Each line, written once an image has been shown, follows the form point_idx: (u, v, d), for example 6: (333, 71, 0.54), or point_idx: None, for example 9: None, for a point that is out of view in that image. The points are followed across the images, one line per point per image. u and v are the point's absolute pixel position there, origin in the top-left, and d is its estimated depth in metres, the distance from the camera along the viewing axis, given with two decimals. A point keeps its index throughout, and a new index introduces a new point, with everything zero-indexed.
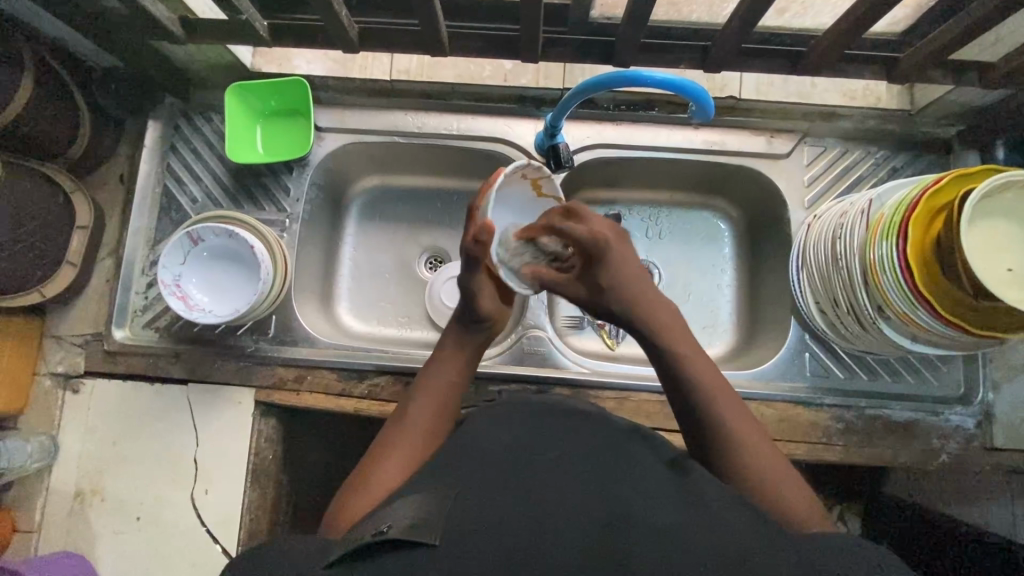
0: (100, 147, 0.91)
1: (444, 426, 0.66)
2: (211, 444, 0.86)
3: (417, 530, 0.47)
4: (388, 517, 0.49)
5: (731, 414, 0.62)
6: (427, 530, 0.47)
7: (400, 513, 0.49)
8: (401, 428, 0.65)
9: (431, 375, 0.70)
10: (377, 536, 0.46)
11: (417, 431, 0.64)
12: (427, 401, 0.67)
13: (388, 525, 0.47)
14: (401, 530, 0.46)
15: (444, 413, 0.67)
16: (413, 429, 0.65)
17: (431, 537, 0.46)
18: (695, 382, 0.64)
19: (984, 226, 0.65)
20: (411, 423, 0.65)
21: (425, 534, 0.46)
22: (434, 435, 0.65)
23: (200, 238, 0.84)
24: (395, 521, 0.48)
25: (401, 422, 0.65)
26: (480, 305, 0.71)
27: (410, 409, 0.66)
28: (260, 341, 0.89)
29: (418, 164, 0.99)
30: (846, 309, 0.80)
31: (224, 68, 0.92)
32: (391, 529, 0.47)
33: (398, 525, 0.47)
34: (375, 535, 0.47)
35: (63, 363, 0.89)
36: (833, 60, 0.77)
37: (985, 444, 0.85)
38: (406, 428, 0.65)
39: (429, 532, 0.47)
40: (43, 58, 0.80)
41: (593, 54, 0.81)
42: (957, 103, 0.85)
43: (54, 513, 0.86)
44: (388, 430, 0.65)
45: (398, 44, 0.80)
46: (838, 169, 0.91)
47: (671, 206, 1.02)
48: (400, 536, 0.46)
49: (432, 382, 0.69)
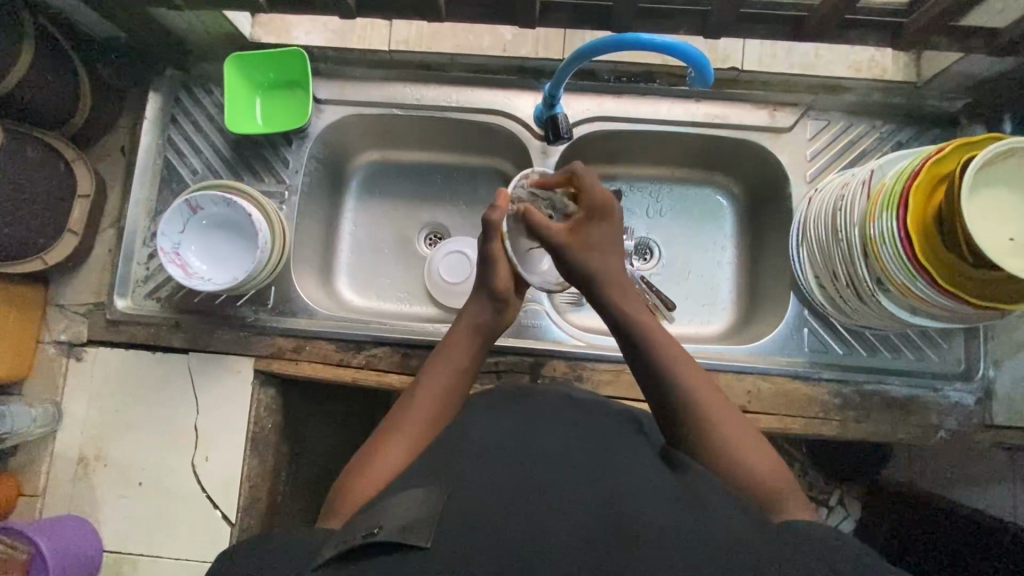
0: (102, 117, 0.92)
1: (450, 410, 0.66)
2: (211, 411, 0.87)
3: (407, 532, 0.45)
4: (383, 516, 0.47)
5: (697, 387, 0.62)
6: (418, 532, 0.45)
7: (396, 513, 0.47)
8: (408, 414, 0.64)
9: (441, 360, 0.69)
10: (367, 538, 0.44)
11: (424, 419, 0.64)
12: (435, 387, 0.67)
13: (379, 526, 0.45)
14: (393, 531, 0.44)
15: (452, 401, 0.67)
16: (421, 416, 0.64)
17: (422, 539, 0.44)
18: (660, 356, 0.65)
19: (987, 194, 0.64)
20: (420, 411, 0.65)
21: (417, 535, 0.44)
22: (441, 421, 0.65)
23: (199, 207, 0.85)
24: (388, 521, 0.46)
25: (407, 409, 0.65)
26: (493, 278, 0.73)
27: (418, 396, 0.66)
28: (259, 311, 0.90)
29: (417, 138, 0.99)
30: (846, 283, 0.79)
31: (223, 39, 0.92)
32: (383, 531, 0.45)
33: (390, 525, 0.45)
34: (366, 536, 0.45)
35: (67, 332, 0.90)
36: (835, 26, 0.76)
37: (984, 420, 0.85)
38: (413, 414, 0.64)
39: (420, 533, 0.45)
40: (43, 26, 0.80)
41: (591, 21, 0.80)
42: (963, 75, 0.83)
43: (59, 478, 0.87)
44: (394, 417, 0.65)
45: (395, 9, 0.80)
46: (841, 143, 0.90)
47: (673, 182, 1.01)
48: (393, 538, 0.44)
49: (442, 368, 0.69)
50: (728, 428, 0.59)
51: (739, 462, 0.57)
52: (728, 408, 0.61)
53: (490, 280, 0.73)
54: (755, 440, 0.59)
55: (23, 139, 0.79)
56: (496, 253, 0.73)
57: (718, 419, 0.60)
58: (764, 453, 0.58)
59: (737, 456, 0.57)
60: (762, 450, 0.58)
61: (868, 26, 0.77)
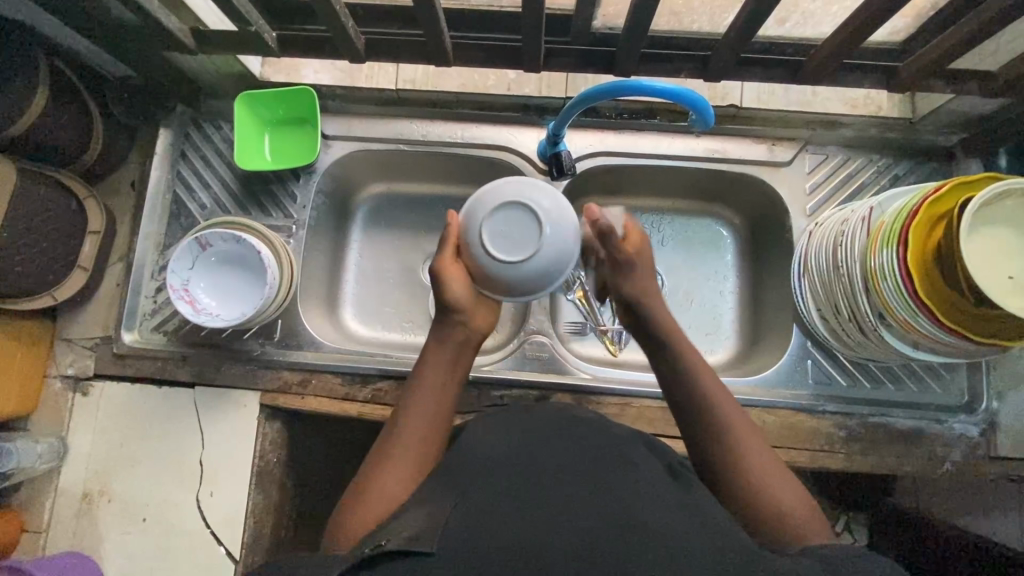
0: (112, 154, 0.94)
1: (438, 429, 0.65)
2: (219, 446, 0.87)
3: (415, 541, 0.47)
4: (391, 530, 0.50)
5: (730, 418, 0.62)
6: (425, 540, 0.46)
7: (402, 528, 0.49)
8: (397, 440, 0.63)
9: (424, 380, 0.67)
10: (376, 549, 0.46)
11: (411, 446, 0.62)
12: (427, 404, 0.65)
13: (386, 539, 0.47)
14: (400, 542, 0.47)
15: (441, 415, 0.65)
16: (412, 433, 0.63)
17: (427, 546, 0.46)
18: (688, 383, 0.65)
19: (984, 233, 0.65)
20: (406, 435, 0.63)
21: (424, 542, 0.46)
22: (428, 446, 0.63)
23: (208, 243, 0.86)
24: (394, 535, 0.48)
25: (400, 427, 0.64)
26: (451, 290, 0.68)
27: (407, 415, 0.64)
28: (266, 344, 0.91)
29: (423, 172, 1.01)
30: (848, 316, 0.80)
31: (235, 78, 0.94)
32: (391, 543, 0.47)
33: (396, 538, 0.47)
34: (377, 547, 0.47)
35: (74, 366, 0.91)
36: (831, 70, 0.79)
37: (989, 452, 0.85)
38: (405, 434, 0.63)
39: (428, 540, 0.46)
40: (59, 68, 0.82)
41: (594, 63, 0.83)
42: (958, 112, 0.85)
43: (63, 514, 0.87)
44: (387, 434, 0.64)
45: (404, 54, 0.83)
46: (839, 177, 0.92)
47: (674, 213, 1.03)
48: (400, 547, 0.46)
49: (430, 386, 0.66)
50: (760, 461, 0.60)
51: (760, 491, 0.58)
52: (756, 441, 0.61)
53: (444, 296, 0.68)
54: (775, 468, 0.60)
55: (38, 178, 0.80)
56: (440, 266, 0.68)
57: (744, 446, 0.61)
58: (794, 488, 0.58)
59: (760, 486, 0.58)
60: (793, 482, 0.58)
61: (863, 69, 0.80)
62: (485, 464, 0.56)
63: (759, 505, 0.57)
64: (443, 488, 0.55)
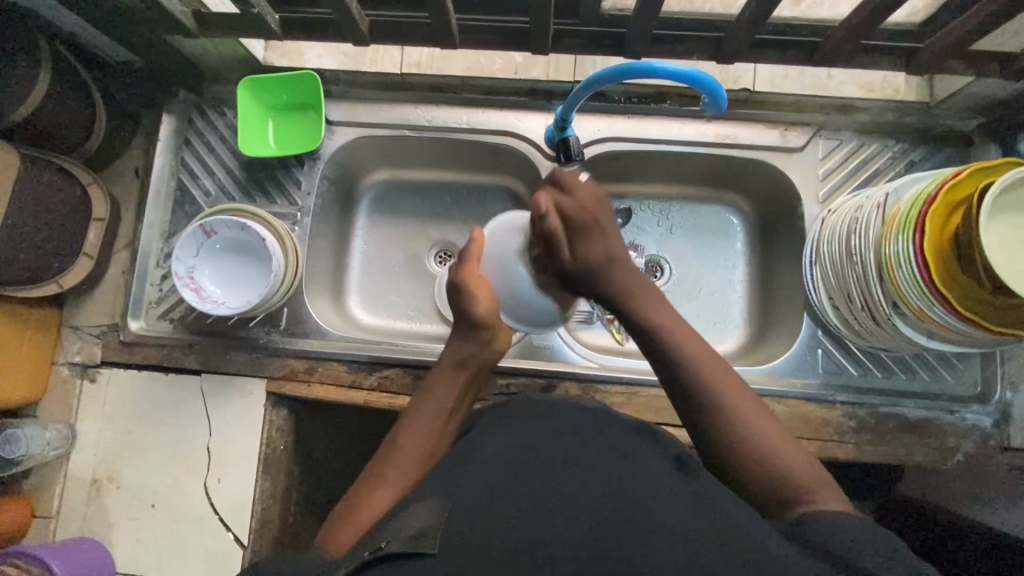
0: (116, 140, 0.93)
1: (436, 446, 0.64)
2: (225, 433, 0.87)
3: (419, 539, 0.46)
4: (393, 528, 0.49)
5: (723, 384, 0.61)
6: (426, 541, 0.46)
7: (402, 524, 0.49)
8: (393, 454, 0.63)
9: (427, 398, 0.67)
10: (376, 553, 0.47)
11: (409, 459, 0.62)
12: (426, 424, 0.65)
13: (386, 541, 0.47)
14: (399, 543, 0.46)
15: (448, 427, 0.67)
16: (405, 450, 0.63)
17: (428, 546, 0.45)
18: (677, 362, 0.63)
19: (1004, 219, 0.63)
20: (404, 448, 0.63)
21: (426, 542, 0.46)
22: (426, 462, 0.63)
23: (213, 231, 0.85)
24: (395, 535, 0.48)
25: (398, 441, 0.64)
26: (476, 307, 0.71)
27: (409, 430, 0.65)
28: (272, 332, 0.90)
29: (428, 158, 0.99)
30: (860, 305, 0.78)
31: (237, 62, 0.93)
32: (390, 544, 0.47)
33: (398, 538, 0.47)
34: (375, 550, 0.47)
35: (81, 353, 0.91)
36: (847, 51, 0.76)
37: (1002, 443, 0.84)
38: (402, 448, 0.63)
39: (429, 540, 0.46)
40: (59, 52, 0.81)
41: (603, 46, 0.81)
42: (977, 96, 0.83)
43: (72, 499, 0.87)
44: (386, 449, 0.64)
45: (408, 36, 0.81)
46: (854, 162, 0.90)
47: (682, 201, 1.01)
48: (401, 548, 0.46)
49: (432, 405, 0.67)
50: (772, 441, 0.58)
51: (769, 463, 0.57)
52: (765, 421, 0.59)
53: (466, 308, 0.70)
54: (785, 442, 0.58)
55: (41, 164, 0.80)
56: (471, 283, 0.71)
57: (755, 425, 0.59)
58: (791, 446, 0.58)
59: (766, 458, 0.57)
60: (788, 442, 0.58)
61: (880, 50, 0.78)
62: (490, 456, 0.55)
63: (768, 478, 0.56)
64: (447, 478, 0.54)
